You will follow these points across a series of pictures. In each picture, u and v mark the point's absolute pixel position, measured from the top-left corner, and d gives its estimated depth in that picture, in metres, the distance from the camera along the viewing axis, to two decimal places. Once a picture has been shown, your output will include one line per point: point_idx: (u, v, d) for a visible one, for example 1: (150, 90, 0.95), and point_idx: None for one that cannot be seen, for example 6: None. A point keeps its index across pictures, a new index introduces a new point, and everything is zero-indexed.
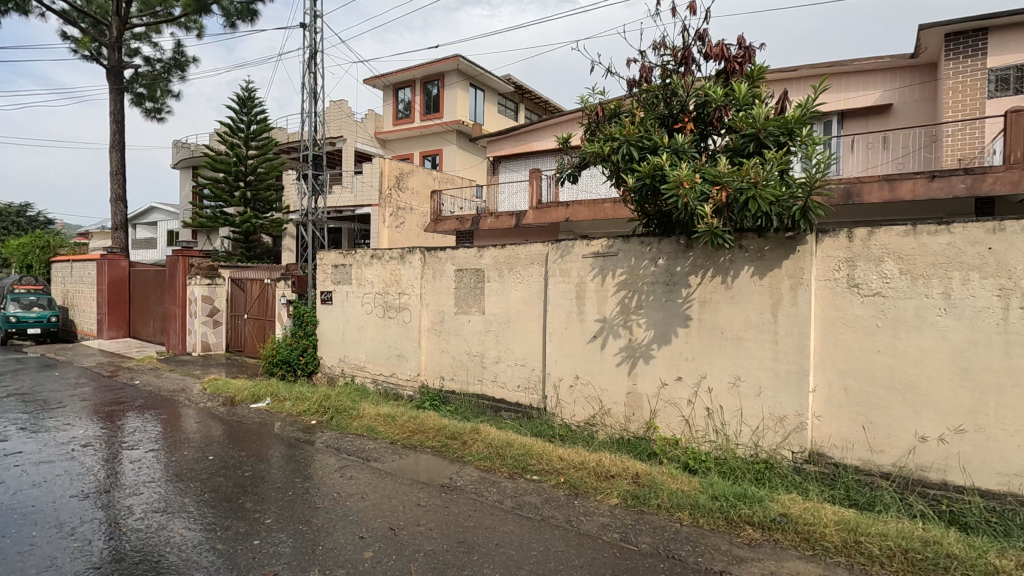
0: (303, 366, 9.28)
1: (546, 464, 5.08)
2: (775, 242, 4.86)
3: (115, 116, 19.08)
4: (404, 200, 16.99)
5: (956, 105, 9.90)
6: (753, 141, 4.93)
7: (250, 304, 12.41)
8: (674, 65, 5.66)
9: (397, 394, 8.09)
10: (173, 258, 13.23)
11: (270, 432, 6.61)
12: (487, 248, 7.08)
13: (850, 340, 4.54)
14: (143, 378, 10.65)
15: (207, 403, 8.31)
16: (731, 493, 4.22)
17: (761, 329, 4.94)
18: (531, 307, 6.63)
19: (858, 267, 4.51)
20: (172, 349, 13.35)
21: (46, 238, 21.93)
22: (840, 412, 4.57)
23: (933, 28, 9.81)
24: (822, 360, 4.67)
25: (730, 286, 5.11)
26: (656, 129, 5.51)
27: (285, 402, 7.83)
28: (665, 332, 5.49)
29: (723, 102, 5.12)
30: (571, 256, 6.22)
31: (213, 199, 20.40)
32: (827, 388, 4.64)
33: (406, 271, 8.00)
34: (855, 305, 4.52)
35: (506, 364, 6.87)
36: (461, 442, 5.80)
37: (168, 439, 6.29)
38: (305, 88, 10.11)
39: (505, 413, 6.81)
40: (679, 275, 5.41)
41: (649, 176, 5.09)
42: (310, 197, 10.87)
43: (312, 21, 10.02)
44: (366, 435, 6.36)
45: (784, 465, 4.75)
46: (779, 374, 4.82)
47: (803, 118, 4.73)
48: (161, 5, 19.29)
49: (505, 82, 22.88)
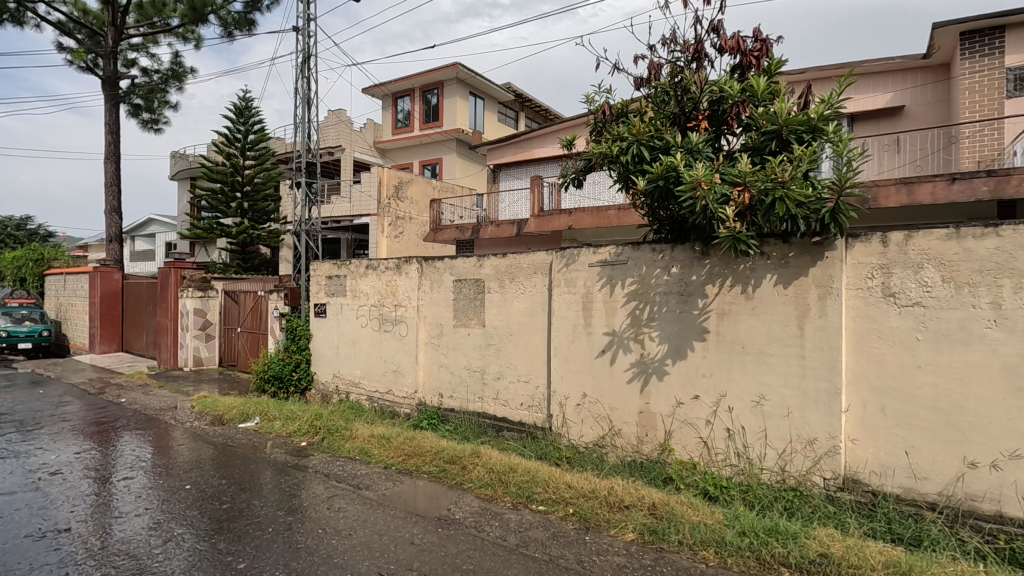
0: (296, 383, 8.86)
1: (553, 492, 4.65)
2: (801, 248, 4.45)
3: (109, 128, 18.81)
4: (402, 209, 16.64)
5: (973, 105, 9.54)
6: (774, 138, 4.55)
7: (243, 317, 12.02)
8: (686, 61, 5.33)
9: (393, 412, 7.66)
10: (164, 270, 12.87)
11: (257, 455, 6.16)
12: (488, 257, 6.69)
13: (886, 354, 4.12)
14: (131, 396, 10.24)
15: (194, 423, 7.90)
16: (762, 527, 3.80)
17: (786, 343, 4.52)
18: (535, 319, 6.23)
19: (894, 274, 4.11)
20: (163, 363, 12.94)
21: (41, 250, 21.59)
22: (878, 434, 4.14)
23: (947, 27, 9.49)
24: (855, 377, 4.25)
25: (750, 295, 4.71)
26: (668, 127, 5.15)
27: (274, 421, 7.41)
28: (680, 346, 5.08)
29: (740, 98, 4.76)
30: (576, 264, 5.82)
31: (209, 209, 20.05)
32: (861, 408, 4.22)
33: (403, 282, 7.62)
34: (891, 317, 4.11)
35: (508, 381, 6.46)
36: (461, 467, 5.37)
37: (147, 464, 5.87)
38: (298, 94, 9.76)
39: (508, 433, 6.39)
40: (695, 284, 5.00)
41: (663, 178, 4.71)
42: (305, 206, 10.43)
43: (305, 24, 9.70)
44: (359, 459, 5.93)
45: (815, 493, 4.32)
46: (808, 393, 4.40)
47: (828, 114, 4.36)
48: (158, 16, 19.12)
49: (504, 90, 22.67)
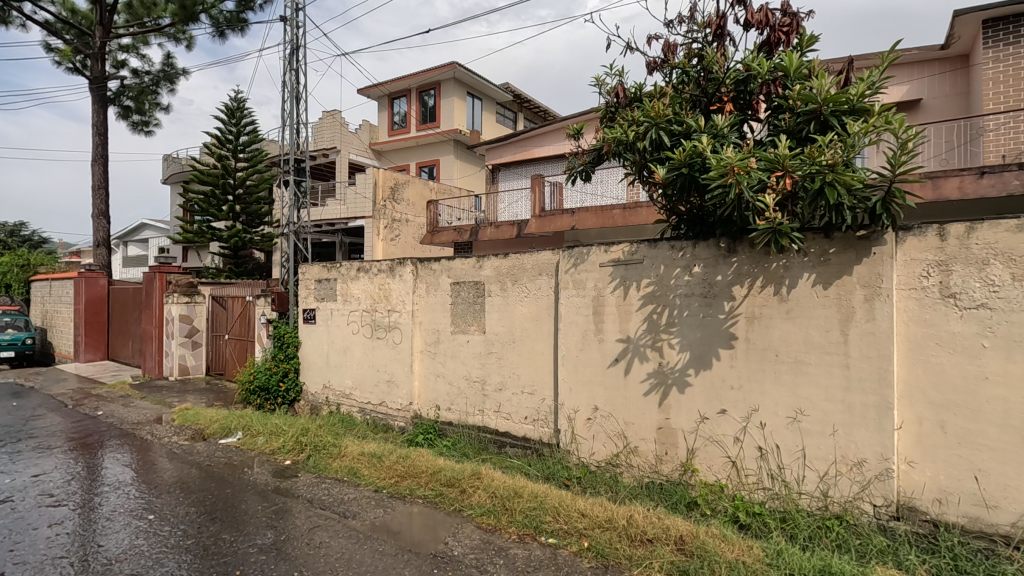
0: (283, 394, 8.30)
1: (564, 522, 4.10)
2: (843, 243, 3.93)
3: (97, 129, 18.25)
4: (398, 212, 16.00)
5: (998, 97, 9.04)
6: (812, 120, 4.02)
7: (231, 323, 11.46)
8: (706, 40, 4.85)
9: (387, 425, 7.11)
10: (149, 274, 12.33)
11: (236, 477, 5.58)
12: (488, 258, 6.15)
13: (946, 364, 3.59)
14: (109, 408, 9.64)
15: (173, 438, 7.33)
16: (811, 568, 3.30)
17: (828, 351, 4.00)
18: (540, 325, 5.70)
19: (954, 273, 3.59)
20: (148, 371, 12.37)
21: (26, 256, 20.90)
22: (938, 455, 3.61)
23: (970, 14, 8.98)
24: (908, 389, 3.73)
25: (785, 297, 4.19)
26: (689, 111, 4.65)
27: (257, 437, 6.85)
28: (704, 355, 4.55)
29: (770, 76, 4.26)
30: (585, 265, 5.30)
31: (200, 213, 19.48)
32: (917, 424, 3.70)
33: (396, 285, 7.06)
34: (951, 322, 3.58)
35: (510, 393, 5.93)
36: (460, 490, 4.80)
37: (108, 489, 5.28)
38: (286, 88, 9.23)
39: (511, 450, 5.85)
40: (720, 285, 4.48)
41: (686, 165, 4.19)
42: (294, 207, 9.87)
43: (293, 15, 9.18)
44: (347, 481, 5.36)
45: (863, 522, 3.80)
46: (853, 408, 3.88)
47: (872, 91, 3.85)
48: (148, 16, 18.61)
49: (501, 88, 22.20)
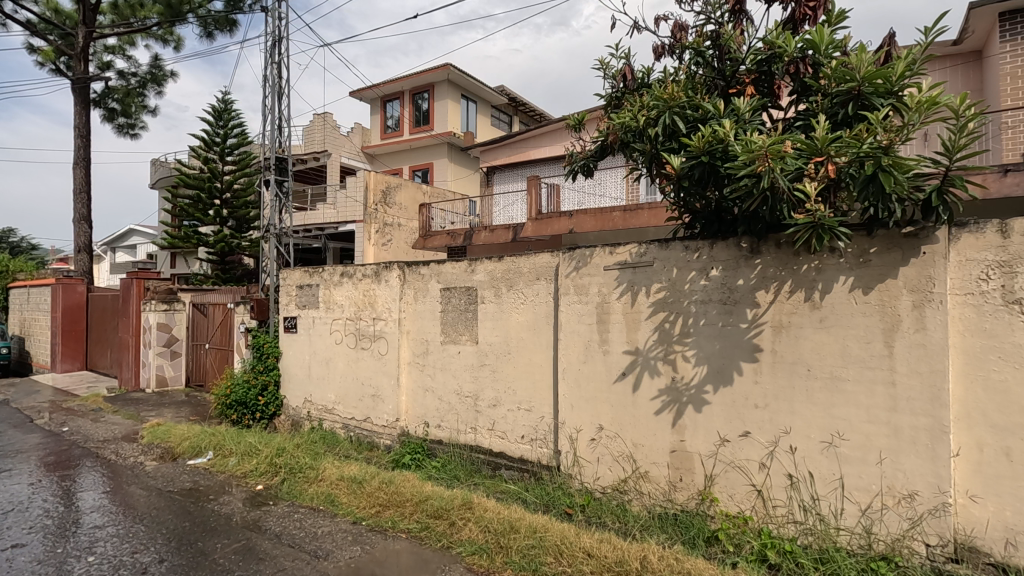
0: (262, 409, 7.67)
1: (567, 564, 3.56)
2: (887, 242, 3.42)
3: (80, 132, 17.66)
4: (391, 215, 14.89)
5: (1017, 92, 8.56)
6: (849, 101, 3.52)
7: (211, 332, 10.86)
8: (722, 19, 4.38)
9: (372, 443, 6.56)
10: (126, 280, 11.70)
11: (200, 507, 5.00)
12: (482, 261, 5.63)
13: (1012, 382, 3.08)
14: (77, 424, 9.01)
15: (140, 458, 6.74)
16: None
17: (869, 365, 3.49)
18: (537, 335, 5.17)
19: (1020, 276, 3.08)
20: (126, 383, 11.73)
21: (6, 262, 20.14)
22: (1004, 488, 3.09)
23: (985, 7, 8.57)
24: (966, 410, 3.22)
25: (818, 303, 3.68)
26: (705, 95, 4.17)
27: (229, 457, 6.27)
28: (723, 368, 4.03)
29: (797, 52, 3.76)
30: (588, 268, 4.78)
31: (187, 218, 18.92)
32: (977, 451, 3.18)
33: (382, 291, 6.51)
34: (1016, 332, 3.07)
35: (505, 410, 5.38)
36: (449, 523, 4.25)
37: (52, 523, 4.69)
38: (268, 82, 8.70)
39: (507, 472, 5.30)
40: (742, 290, 3.97)
41: (706, 153, 3.69)
42: (276, 209, 9.28)
43: (275, 6, 8.66)
44: (322, 510, 4.80)
45: (915, 565, 3.28)
46: (901, 432, 3.36)
47: (917, 65, 3.35)
48: (134, 16, 17.93)
49: (494, 91, 21.68)
